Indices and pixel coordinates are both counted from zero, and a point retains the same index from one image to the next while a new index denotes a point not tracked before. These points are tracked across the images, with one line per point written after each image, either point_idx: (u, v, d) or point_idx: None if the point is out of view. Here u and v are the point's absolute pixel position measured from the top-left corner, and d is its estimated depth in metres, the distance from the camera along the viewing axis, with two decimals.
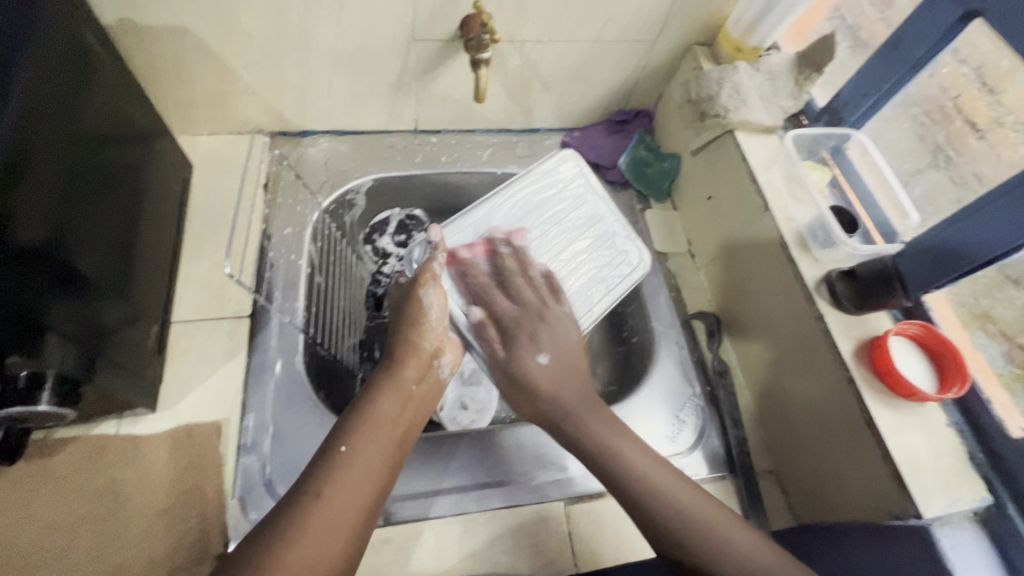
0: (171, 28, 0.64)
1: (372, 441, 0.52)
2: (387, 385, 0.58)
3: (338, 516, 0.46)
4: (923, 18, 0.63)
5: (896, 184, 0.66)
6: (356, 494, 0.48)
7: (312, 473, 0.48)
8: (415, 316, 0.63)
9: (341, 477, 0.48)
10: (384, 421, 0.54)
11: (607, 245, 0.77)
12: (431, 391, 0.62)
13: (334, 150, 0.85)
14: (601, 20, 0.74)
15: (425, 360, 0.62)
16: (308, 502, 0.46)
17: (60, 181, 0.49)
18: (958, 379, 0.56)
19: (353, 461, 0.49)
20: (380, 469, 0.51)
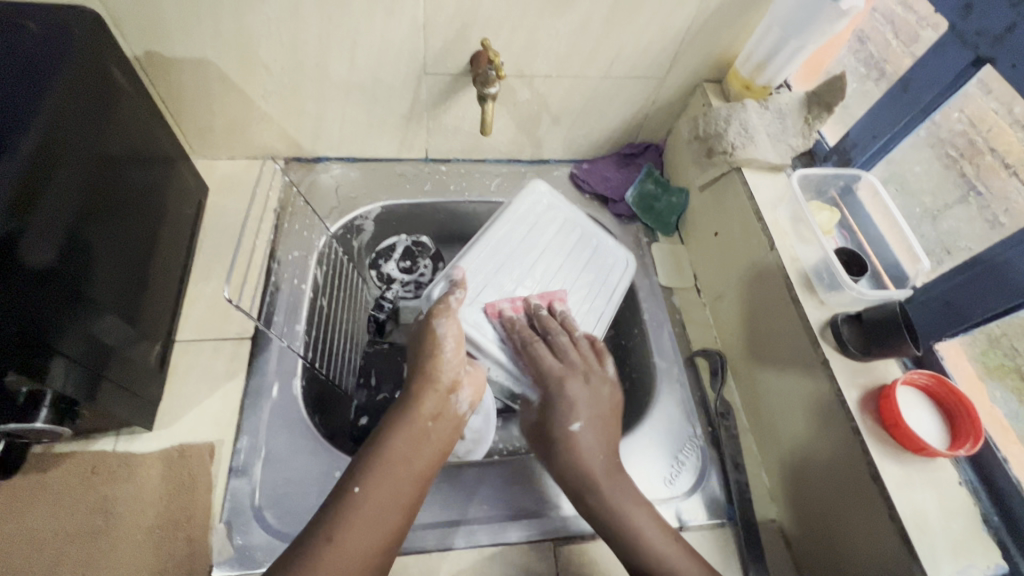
0: (195, 60, 0.67)
1: (388, 479, 0.53)
2: (400, 423, 0.58)
3: (348, 562, 0.48)
4: (933, 61, 0.63)
5: (906, 227, 0.64)
6: (367, 540, 0.49)
7: (327, 518, 0.50)
8: (431, 346, 0.63)
9: (352, 522, 0.50)
10: (400, 460, 0.55)
11: (593, 260, 0.81)
12: (449, 427, 0.61)
13: (345, 177, 0.87)
14: (609, 57, 0.75)
15: (443, 393, 0.61)
16: (319, 546, 0.48)
17: (78, 204, 0.51)
18: (971, 436, 0.53)
19: (366, 504, 0.51)
20: (394, 508, 0.52)
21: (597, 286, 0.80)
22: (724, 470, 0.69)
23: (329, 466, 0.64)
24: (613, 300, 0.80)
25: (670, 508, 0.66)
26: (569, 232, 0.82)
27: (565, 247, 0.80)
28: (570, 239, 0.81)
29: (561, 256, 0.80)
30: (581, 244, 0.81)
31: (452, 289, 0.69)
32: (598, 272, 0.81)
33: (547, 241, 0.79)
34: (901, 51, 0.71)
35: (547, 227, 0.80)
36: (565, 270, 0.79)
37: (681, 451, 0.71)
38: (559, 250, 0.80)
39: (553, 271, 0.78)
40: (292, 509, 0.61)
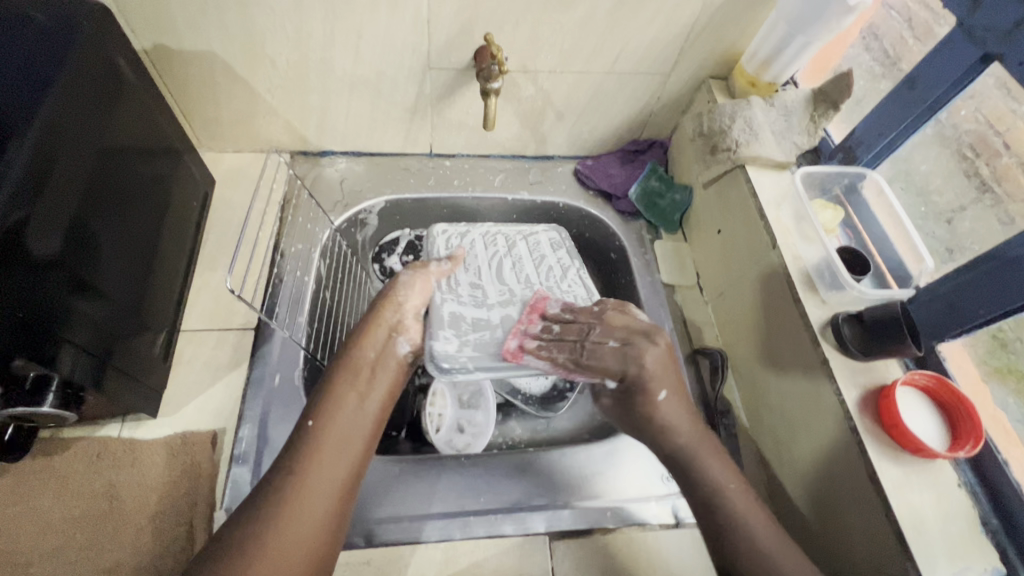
0: (203, 54, 0.68)
1: (338, 414, 0.58)
2: (345, 363, 0.61)
3: (315, 488, 0.52)
4: (940, 59, 0.62)
5: (911, 228, 0.63)
6: (327, 477, 0.54)
7: (287, 450, 0.55)
8: (389, 293, 0.66)
9: (312, 458, 0.54)
10: (350, 402, 0.59)
11: (536, 255, 0.79)
12: (393, 368, 0.64)
13: (350, 170, 0.88)
14: (614, 53, 0.75)
15: (386, 333, 0.64)
16: (284, 480, 0.52)
17: (82, 194, 0.52)
18: (971, 437, 0.53)
19: (321, 436, 0.56)
20: (348, 446, 0.57)
21: (556, 274, 0.77)
22: None
23: None
24: (576, 280, 0.77)
25: (664, 504, 0.66)
26: (500, 244, 0.79)
27: (506, 256, 0.78)
28: (507, 248, 0.79)
29: (511, 262, 0.77)
30: (521, 249, 0.79)
31: (422, 272, 0.68)
32: (547, 263, 0.78)
33: (488, 255, 0.77)
34: (914, 45, 0.69)
35: (481, 248, 0.78)
36: (520, 267, 0.77)
37: None
38: (505, 260, 0.77)
39: (514, 275, 0.75)
40: None
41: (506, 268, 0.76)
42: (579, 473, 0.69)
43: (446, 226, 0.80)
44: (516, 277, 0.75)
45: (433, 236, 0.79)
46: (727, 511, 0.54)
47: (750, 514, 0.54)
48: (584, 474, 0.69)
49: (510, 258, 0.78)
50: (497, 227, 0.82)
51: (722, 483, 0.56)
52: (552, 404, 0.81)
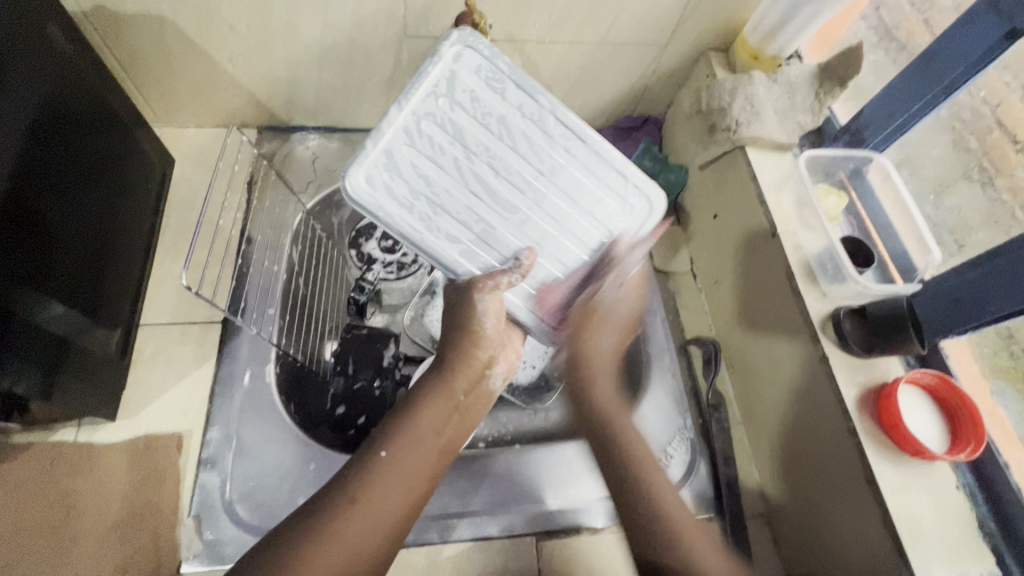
0: (150, 17, 0.60)
1: (419, 448, 0.48)
2: (435, 388, 0.51)
3: (368, 527, 0.43)
4: (963, 34, 0.58)
5: (917, 215, 0.60)
6: (388, 511, 0.45)
7: (349, 474, 0.46)
8: (469, 326, 0.52)
9: (377, 485, 0.45)
10: (428, 429, 0.49)
11: (503, 125, 0.53)
12: (481, 404, 0.54)
13: (323, 148, 0.81)
14: (608, 21, 0.69)
15: (479, 369, 0.53)
16: (341, 508, 0.44)
17: (10, 183, 0.46)
18: (972, 440, 0.51)
19: (393, 468, 0.46)
20: (423, 479, 0.47)
21: (544, 143, 0.54)
22: (713, 464, 0.67)
23: (303, 458, 0.62)
24: (570, 116, 0.54)
25: None
26: (449, 141, 0.52)
27: (472, 159, 0.53)
28: (464, 157, 0.52)
29: (482, 163, 0.53)
30: (479, 133, 0.52)
31: (516, 277, 0.52)
32: (521, 129, 0.53)
33: (454, 174, 0.52)
34: (923, 30, 0.68)
35: (441, 167, 0.52)
36: (492, 156, 0.53)
37: (671, 443, 0.68)
38: (467, 165, 0.53)
39: (505, 183, 0.54)
40: (265, 503, 0.59)
41: (490, 180, 0.53)
42: (565, 470, 0.66)
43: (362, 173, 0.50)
44: (508, 183, 0.54)
45: (361, 209, 0.50)
46: (644, 476, 0.53)
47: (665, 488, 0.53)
48: (572, 472, 0.66)
49: (466, 155, 0.52)
50: (423, 100, 0.51)
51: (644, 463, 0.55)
52: (541, 396, 0.72)
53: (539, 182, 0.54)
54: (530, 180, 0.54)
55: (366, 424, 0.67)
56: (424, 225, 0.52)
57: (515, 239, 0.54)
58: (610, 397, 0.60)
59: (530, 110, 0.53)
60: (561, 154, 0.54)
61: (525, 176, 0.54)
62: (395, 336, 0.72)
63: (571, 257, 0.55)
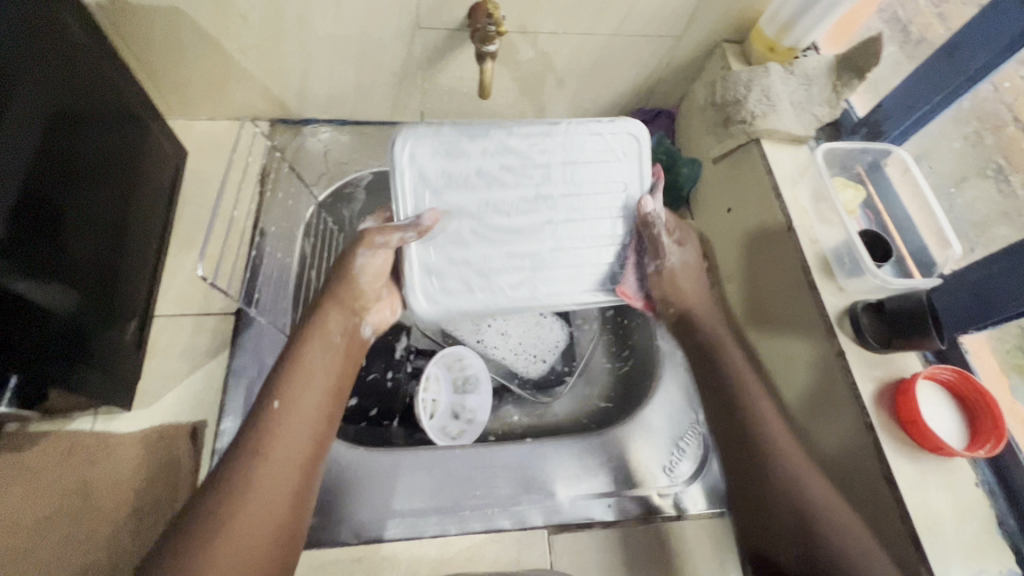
0: (165, 9, 0.60)
1: (304, 396, 0.53)
2: (309, 338, 0.57)
3: (276, 474, 0.49)
4: (987, 24, 0.56)
5: (937, 209, 0.59)
6: (288, 459, 0.50)
7: (247, 428, 0.51)
8: (350, 280, 0.60)
9: (275, 431, 0.51)
10: (313, 369, 0.55)
11: (480, 177, 0.60)
12: (353, 347, 0.61)
13: (335, 140, 0.81)
14: (622, 13, 0.68)
15: (350, 316, 0.61)
16: (247, 457, 0.49)
17: (28, 174, 0.46)
18: (992, 435, 0.50)
19: (285, 415, 0.52)
20: (312, 424, 0.53)
21: (516, 164, 0.61)
22: None
23: None
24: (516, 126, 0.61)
25: (667, 496, 0.64)
26: (458, 220, 0.60)
27: (484, 221, 0.61)
28: (475, 226, 0.61)
29: (491, 216, 0.61)
30: (472, 198, 0.60)
31: (410, 235, 0.57)
32: (491, 171, 0.61)
33: (481, 241, 0.61)
34: (938, 23, 0.66)
35: (471, 244, 0.61)
36: (494, 202, 0.61)
37: (683, 437, 0.67)
38: (482, 228, 0.61)
39: (519, 216, 0.61)
40: None
41: (507, 224, 0.61)
42: (578, 463, 0.65)
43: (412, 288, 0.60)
44: (523, 216, 0.61)
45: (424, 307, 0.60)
46: (767, 441, 0.58)
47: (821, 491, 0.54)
48: (585, 465, 0.65)
49: (473, 219, 0.61)
50: (421, 208, 0.59)
51: (770, 430, 0.58)
52: (549, 389, 0.76)
53: (542, 195, 0.62)
54: (535, 201, 0.62)
55: (378, 415, 0.70)
56: (485, 291, 0.61)
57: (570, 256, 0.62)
58: (757, 397, 0.61)
59: (486, 151, 0.60)
60: (542, 158, 0.62)
61: (530, 198, 0.62)
62: (406, 330, 0.75)
63: (609, 245, 0.63)
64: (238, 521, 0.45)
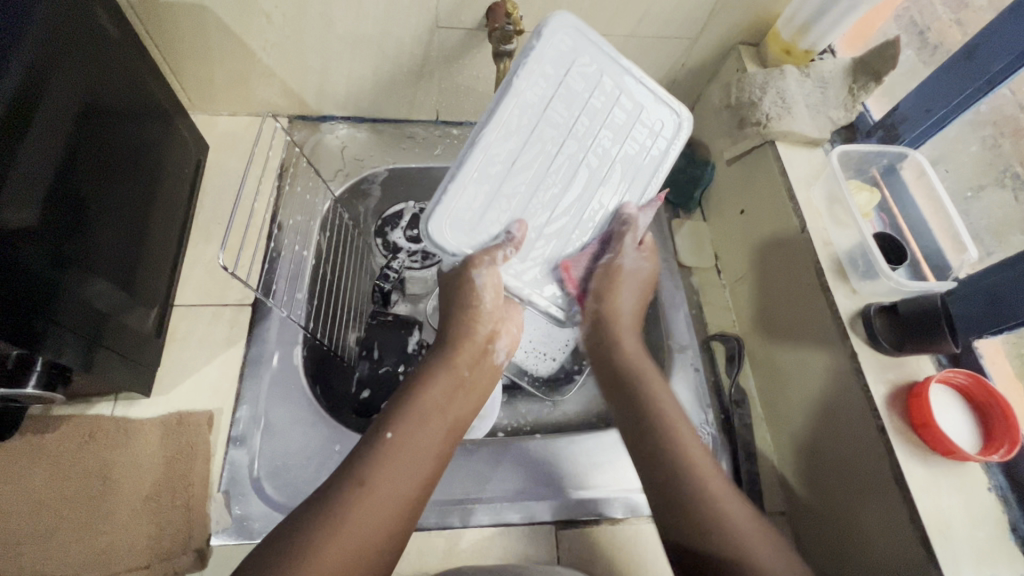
0: (190, 6, 0.62)
1: (423, 429, 0.49)
2: (435, 368, 0.54)
3: (378, 513, 0.43)
4: (1005, 28, 0.56)
5: (953, 212, 0.59)
6: (401, 487, 0.45)
7: (359, 456, 0.46)
8: (470, 298, 0.54)
9: (386, 462, 0.46)
10: (433, 406, 0.51)
11: (517, 190, 0.52)
12: (483, 381, 0.57)
13: (352, 137, 0.83)
14: (638, 14, 0.68)
15: (480, 344, 0.57)
16: (351, 490, 0.44)
17: (61, 162, 0.48)
18: (1006, 441, 0.50)
19: (400, 447, 0.47)
20: (428, 459, 0.48)
21: (526, 153, 0.51)
22: (735, 460, 0.67)
23: (329, 439, 0.63)
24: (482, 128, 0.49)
25: None
26: (541, 233, 0.54)
27: (560, 214, 0.54)
28: (543, 223, 0.54)
29: (554, 205, 0.54)
30: (535, 212, 0.53)
31: (504, 246, 0.51)
32: (517, 178, 0.51)
33: (568, 224, 0.55)
34: (956, 28, 0.67)
35: (567, 243, 0.55)
36: (527, 185, 0.52)
37: None
38: (540, 217, 0.53)
39: (576, 181, 0.54)
40: (291, 481, 0.61)
41: (567, 194, 0.54)
42: (585, 459, 0.67)
43: (537, 302, 0.55)
44: (561, 175, 0.53)
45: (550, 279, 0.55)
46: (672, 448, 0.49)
47: (726, 505, 0.46)
48: (592, 463, 0.66)
49: (529, 215, 0.53)
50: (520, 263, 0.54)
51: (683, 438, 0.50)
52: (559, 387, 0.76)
53: (554, 145, 0.52)
54: (555, 160, 0.53)
55: None
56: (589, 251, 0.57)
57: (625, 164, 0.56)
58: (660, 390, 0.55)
59: (495, 171, 0.51)
60: (533, 115, 0.51)
61: (550, 157, 0.52)
62: (419, 326, 0.78)
63: (645, 134, 0.57)
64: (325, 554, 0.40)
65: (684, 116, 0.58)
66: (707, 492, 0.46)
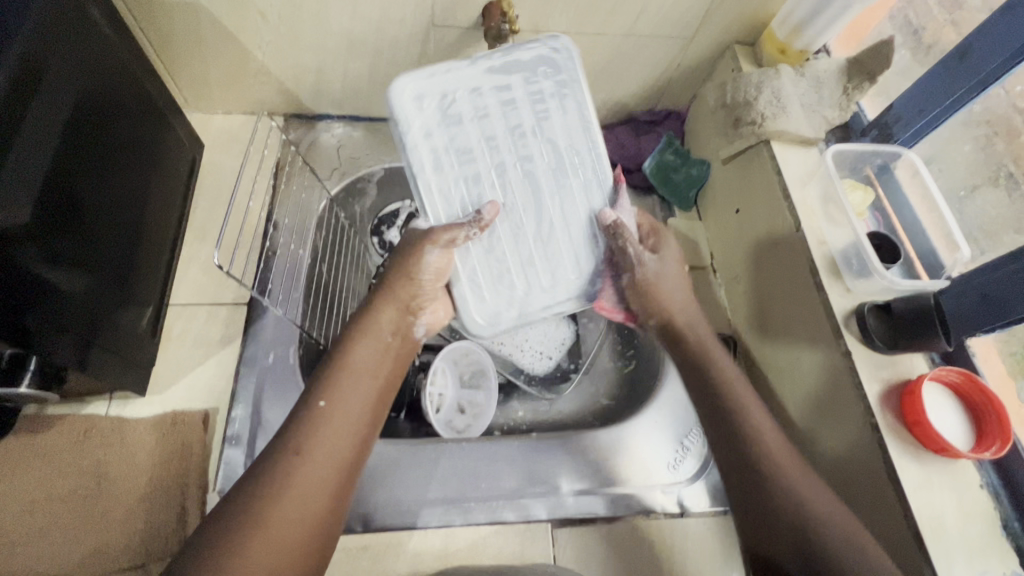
0: (185, 4, 0.61)
1: (351, 395, 0.50)
2: (362, 335, 0.54)
3: (310, 485, 0.45)
4: (998, 29, 0.57)
5: (946, 211, 0.59)
6: (334, 454, 0.47)
7: (292, 428, 0.47)
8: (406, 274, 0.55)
9: (319, 433, 0.47)
10: (360, 371, 0.52)
11: (477, 170, 0.56)
12: (407, 345, 0.56)
13: (348, 136, 0.82)
14: (634, 14, 0.69)
15: (405, 312, 0.56)
16: (287, 461, 0.45)
17: (54, 160, 0.47)
18: (999, 438, 0.50)
19: (331, 416, 0.48)
20: (358, 428, 0.49)
21: (487, 134, 0.57)
22: None
23: None
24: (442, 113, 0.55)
25: (671, 493, 0.64)
26: (508, 209, 0.57)
27: (524, 192, 0.58)
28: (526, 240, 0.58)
29: (519, 183, 0.58)
30: (501, 189, 0.57)
31: (472, 229, 0.55)
32: (477, 159, 0.57)
33: (535, 201, 0.58)
34: (951, 29, 0.67)
35: (537, 219, 0.58)
36: (489, 163, 0.57)
37: (688, 436, 0.68)
38: (521, 233, 0.58)
39: (539, 161, 0.58)
40: None
41: (531, 173, 0.58)
42: (584, 458, 0.66)
43: (556, 310, 0.59)
44: (523, 155, 0.58)
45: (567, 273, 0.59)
46: (765, 448, 0.52)
47: (806, 491, 0.50)
48: (591, 461, 0.66)
49: (512, 240, 0.57)
50: (489, 237, 0.57)
51: (755, 426, 0.53)
52: (555, 386, 0.76)
53: (492, 165, 0.57)
54: (499, 174, 0.57)
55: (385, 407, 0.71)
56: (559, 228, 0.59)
57: (571, 126, 0.59)
58: (734, 371, 0.58)
59: (457, 151, 0.56)
60: (490, 100, 0.56)
61: (509, 139, 0.57)
62: None
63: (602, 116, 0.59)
64: (254, 550, 0.41)
65: (561, 38, 0.58)
66: (797, 491, 0.49)
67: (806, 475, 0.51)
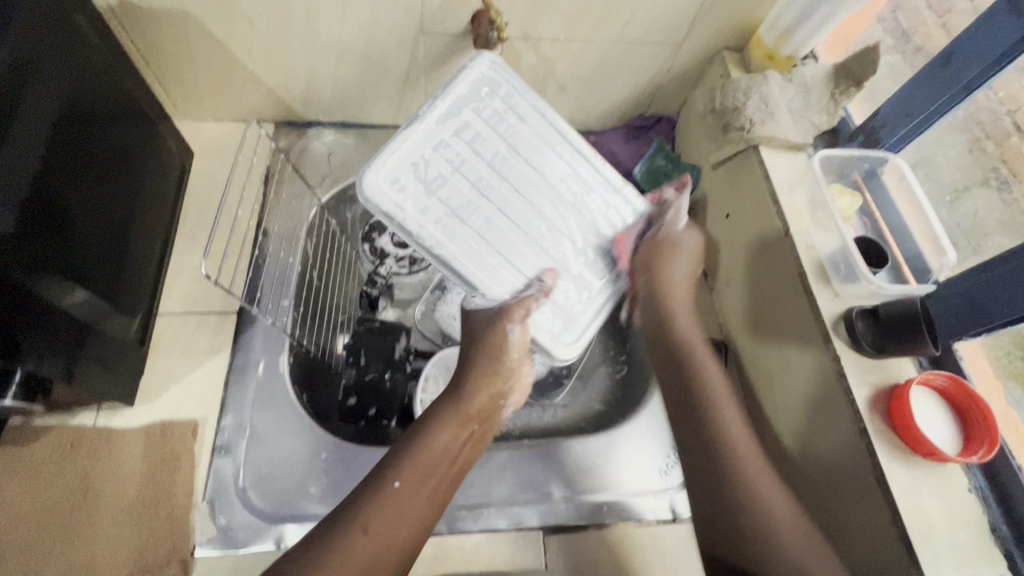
0: (173, 13, 0.61)
1: (428, 478, 0.51)
2: (449, 411, 0.56)
3: (377, 553, 0.46)
4: (980, 35, 0.57)
5: (932, 216, 0.60)
6: (404, 527, 0.48)
7: (363, 500, 0.49)
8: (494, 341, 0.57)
9: (389, 509, 0.48)
10: (444, 454, 0.53)
11: (493, 222, 0.54)
12: (489, 432, 0.59)
13: (339, 143, 0.83)
14: (623, 20, 0.69)
15: (494, 398, 0.59)
16: (354, 533, 0.46)
17: (39, 171, 0.47)
18: (985, 441, 0.51)
19: (405, 495, 0.49)
20: (427, 507, 0.50)
21: (478, 187, 0.55)
22: None
23: (312, 445, 0.63)
24: (425, 195, 0.52)
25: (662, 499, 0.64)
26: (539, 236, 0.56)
27: (539, 216, 0.57)
28: (571, 263, 0.58)
29: (530, 211, 0.56)
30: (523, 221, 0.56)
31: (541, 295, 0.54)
32: (486, 212, 0.54)
33: (548, 213, 0.57)
34: (939, 31, 0.68)
35: (566, 235, 0.58)
36: (492, 209, 0.55)
37: None
38: (567, 257, 0.57)
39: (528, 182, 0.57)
40: (277, 489, 0.60)
41: (532, 196, 0.57)
42: (575, 465, 0.66)
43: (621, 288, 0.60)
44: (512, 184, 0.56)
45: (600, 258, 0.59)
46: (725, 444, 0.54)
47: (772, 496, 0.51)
48: (581, 467, 0.66)
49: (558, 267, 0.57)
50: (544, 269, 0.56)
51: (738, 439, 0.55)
52: (548, 392, 0.75)
53: (495, 212, 0.55)
54: (506, 216, 0.55)
55: (376, 415, 0.71)
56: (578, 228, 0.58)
57: (536, 134, 0.58)
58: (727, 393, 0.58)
59: (463, 214, 0.53)
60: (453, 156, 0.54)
61: (492, 179, 0.55)
62: (406, 331, 0.76)
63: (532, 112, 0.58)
64: None
65: (486, 55, 0.57)
66: (770, 509, 0.50)
67: (786, 499, 0.51)
